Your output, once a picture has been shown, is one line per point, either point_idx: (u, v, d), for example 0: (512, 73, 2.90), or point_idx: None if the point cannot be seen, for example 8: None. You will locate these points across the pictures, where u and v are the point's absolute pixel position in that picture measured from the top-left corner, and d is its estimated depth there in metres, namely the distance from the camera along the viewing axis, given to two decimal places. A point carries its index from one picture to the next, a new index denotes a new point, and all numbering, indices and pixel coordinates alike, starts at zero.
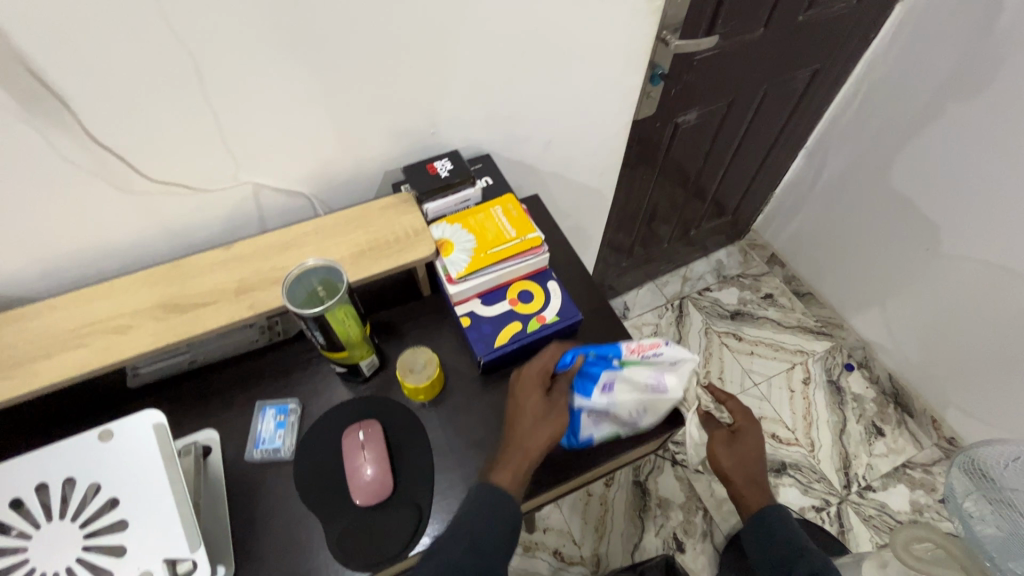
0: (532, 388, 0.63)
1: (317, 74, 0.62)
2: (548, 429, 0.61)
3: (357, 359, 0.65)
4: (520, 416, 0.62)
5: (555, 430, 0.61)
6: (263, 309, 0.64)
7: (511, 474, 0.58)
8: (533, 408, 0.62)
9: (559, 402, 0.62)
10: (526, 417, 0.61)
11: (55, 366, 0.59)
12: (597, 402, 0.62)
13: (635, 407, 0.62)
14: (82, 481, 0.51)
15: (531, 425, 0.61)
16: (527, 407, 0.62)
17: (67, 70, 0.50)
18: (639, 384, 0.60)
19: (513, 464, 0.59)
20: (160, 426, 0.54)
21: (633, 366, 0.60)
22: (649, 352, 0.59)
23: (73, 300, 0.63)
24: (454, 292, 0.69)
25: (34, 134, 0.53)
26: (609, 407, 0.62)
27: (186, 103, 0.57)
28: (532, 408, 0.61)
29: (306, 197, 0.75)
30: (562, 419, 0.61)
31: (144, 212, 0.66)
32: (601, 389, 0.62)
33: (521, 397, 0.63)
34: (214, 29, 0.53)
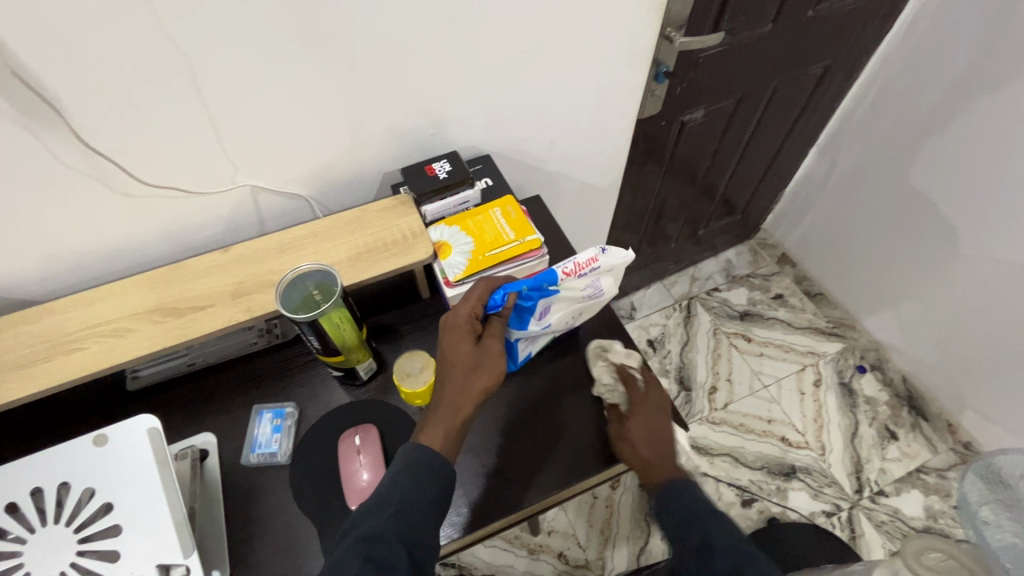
0: (461, 337, 0.59)
1: (313, 76, 0.61)
2: (480, 380, 0.58)
3: (354, 363, 0.65)
4: (449, 370, 0.58)
5: (488, 380, 0.59)
6: (260, 313, 0.63)
7: (444, 433, 0.56)
8: (463, 360, 0.58)
9: (492, 350, 0.60)
10: (456, 371, 0.58)
11: (54, 370, 0.59)
12: (537, 327, 0.65)
13: (569, 318, 0.68)
14: (77, 485, 0.52)
15: (462, 379, 0.58)
16: (457, 360, 0.58)
17: (59, 74, 0.50)
18: (574, 300, 0.65)
19: (447, 425, 0.57)
20: (154, 432, 0.53)
21: (568, 288, 0.64)
22: (585, 270, 0.63)
23: (73, 304, 0.63)
24: (452, 295, 0.68)
25: (30, 139, 0.53)
26: (548, 327, 0.66)
27: (182, 107, 0.57)
28: (463, 361, 0.58)
29: (305, 199, 0.74)
30: (494, 368, 0.59)
31: (142, 215, 0.65)
32: (538, 316, 0.64)
33: (450, 347, 0.59)
34: (207, 32, 0.52)
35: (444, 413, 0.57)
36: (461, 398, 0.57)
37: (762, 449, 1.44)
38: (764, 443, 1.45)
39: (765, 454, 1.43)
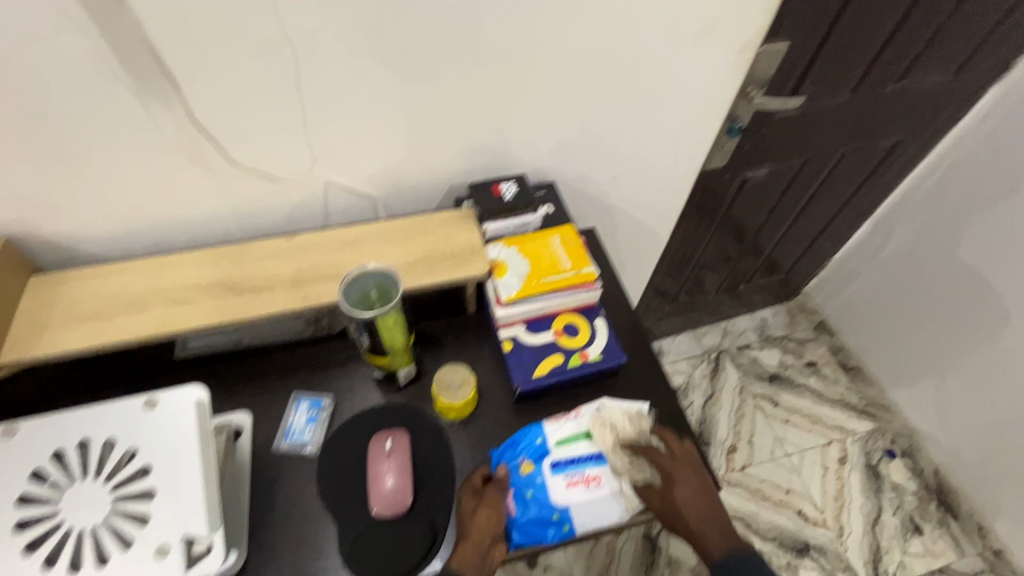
0: (467, 488, 0.61)
1: (402, 85, 0.63)
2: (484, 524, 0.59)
3: (396, 366, 0.65)
4: (474, 523, 0.58)
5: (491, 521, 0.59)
6: (314, 303, 0.65)
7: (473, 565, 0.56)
8: (488, 515, 0.59)
9: (491, 495, 0.61)
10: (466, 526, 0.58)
11: (116, 327, 0.61)
12: (562, 478, 0.63)
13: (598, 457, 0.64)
14: (120, 444, 0.53)
15: (489, 530, 0.59)
16: (482, 511, 0.59)
17: (179, 52, 0.53)
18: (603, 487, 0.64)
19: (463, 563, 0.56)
20: (202, 403, 0.55)
21: (595, 501, 0.63)
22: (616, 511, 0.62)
23: (142, 267, 0.66)
24: (501, 314, 0.68)
25: (139, 107, 0.56)
26: (577, 468, 0.64)
27: (277, 95, 0.59)
28: (488, 513, 0.59)
29: (372, 199, 0.76)
30: (498, 511, 0.60)
31: (220, 192, 0.68)
32: (567, 484, 0.63)
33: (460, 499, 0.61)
34: (316, 31, 0.55)
35: (479, 559, 0.57)
36: (489, 544, 0.58)
37: (776, 519, 1.39)
38: (779, 513, 1.39)
39: (779, 525, 1.38)
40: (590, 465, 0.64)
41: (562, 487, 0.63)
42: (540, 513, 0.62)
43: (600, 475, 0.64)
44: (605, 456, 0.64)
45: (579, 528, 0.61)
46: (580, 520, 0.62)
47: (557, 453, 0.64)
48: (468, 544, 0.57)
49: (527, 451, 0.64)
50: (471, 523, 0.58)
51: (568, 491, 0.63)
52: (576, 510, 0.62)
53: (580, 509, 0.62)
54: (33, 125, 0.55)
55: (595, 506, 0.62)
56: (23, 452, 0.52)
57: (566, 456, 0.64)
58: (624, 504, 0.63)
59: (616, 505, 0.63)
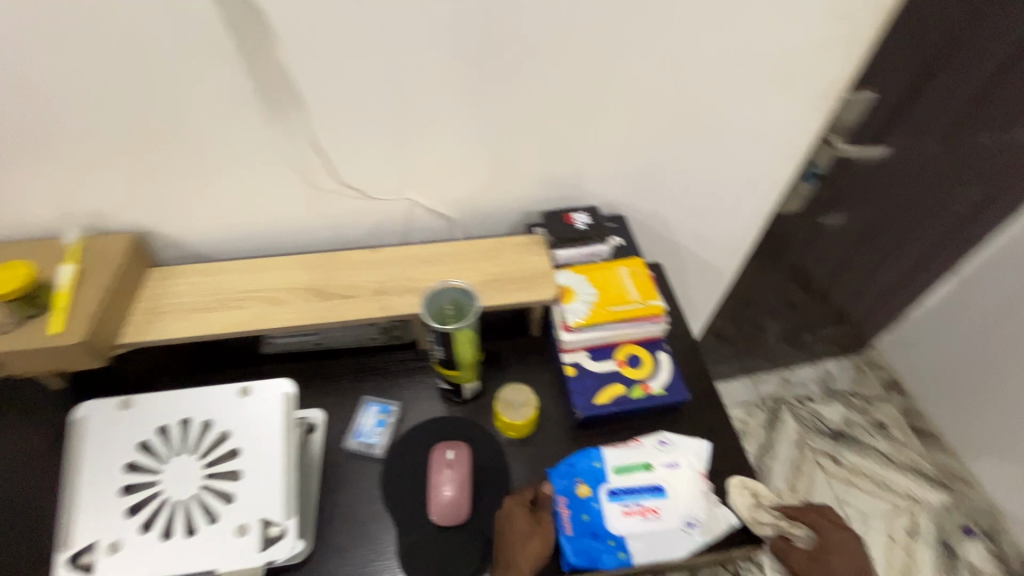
0: (515, 506, 0.60)
1: (490, 117, 0.68)
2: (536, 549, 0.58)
3: (462, 381, 0.67)
4: (525, 548, 0.57)
5: (540, 547, 0.58)
6: (393, 313, 0.69)
7: None
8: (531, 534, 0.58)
9: (544, 519, 0.60)
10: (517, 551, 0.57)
11: (217, 320, 0.67)
12: (620, 507, 0.63)
13: (657, 490, 0.64)
14: (214, 426, 0.58)
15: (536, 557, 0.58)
16: (533, 536, 0.58)
17: (301, 81, 0.60)
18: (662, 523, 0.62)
19: None
20: (288, 396, 0.59)
21: (652, 534, 0.62)
22: (673, 548, 0.61)
23: (245, 268, 0.73)
24: (566, 339, 0.70)
25: (260, 127, 0.63)
26: (636, 498, 0.63)
27: (379, 121, 0.65)
28: (538, 539, 0.58)
29: (450, 221, 0.80)
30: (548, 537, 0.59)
31: (317, 206, 0.74)
32: (624, 513, 0.62)
33: (507, 518, 0.59)
34: (421, 66, 0.60)
35: None
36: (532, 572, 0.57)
37: None
38: None
39: None
40: (648, 497, 0.63)
41: (619, 515, 0.62)
42: (595, 539, 0.61)
43: (658, 507, 0.63)
44: (692, 511, 0.63)
45: (634, 559, 0.60)
46: (636, 550, 0.61)
47: (616, 480, 0.64)
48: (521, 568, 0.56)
49: (585, 475, 0.64)
50: (523, 546, 0.58)
51: (625, 520, 0.62)
52: (632, 541, 0.61)
53: (636, 540, 0.61)
54: (174, 139, 0.63)
55: (652, 539, 0.61)
56: (134, 424, 0.58)
57: (624, 484, 0.64)
58: (681, 541, 0.61)
59: (673, 542, 0.61)
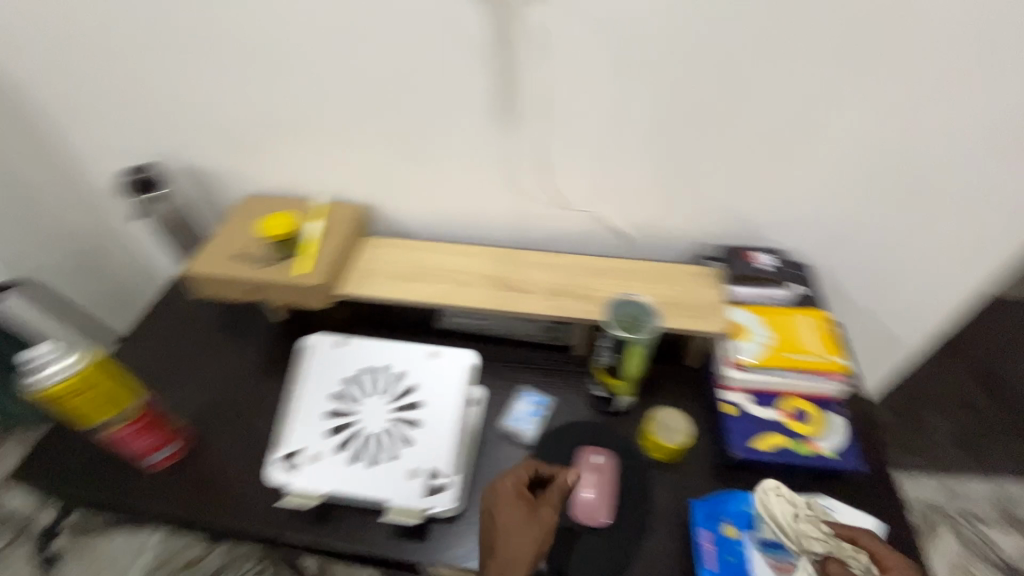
0: (507, 492, 0.57)
1: (695, 146, 0.70)
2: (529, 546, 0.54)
3: (618, 392, 0.71)
4: (511, 542, 0.54)
5: (533, 545, 0.54)
6: (563, 315, 0.73)
7: None
8: (515, 498, 0.57)
9: (542, 513, 0.56)
10: (510, 545, 0.54)
11: (416, 290, 0.77)
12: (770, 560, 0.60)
13: None
14: (404, 377, 0.66)
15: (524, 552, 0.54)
16: (524, 530, 0.55)
17: (535, 94, 0.66)
18: None
19: None
20: (473, 367, 0.67)
21: None
22: None
23: (442, 249, 0.83)
24: (732, 376, 0.69)
25: (487, 131, 0.71)
26: (788, 556, 0.60)
27: (589, 137, 0.70)
28: (530, 534, 0.54)
29: (625, 239, 0.83)
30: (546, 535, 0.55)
31: (510, 207, 0.81)
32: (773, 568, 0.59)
33: (496, 505, 0.57)
34: (644, 91, 0.65)
35: None
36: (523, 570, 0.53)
37: None
38: None
39: None
40: None
41: (768, 568, 0.59)
42: None
43: None
44: None
45: None
46: None
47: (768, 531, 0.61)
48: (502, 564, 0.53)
49: (734, 517, 0.63)
50: (512, 539, 0.54)
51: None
52: None
53: None
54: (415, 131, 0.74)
55: None
56: (343, 361, 0.68)
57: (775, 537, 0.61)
58: None
59: None
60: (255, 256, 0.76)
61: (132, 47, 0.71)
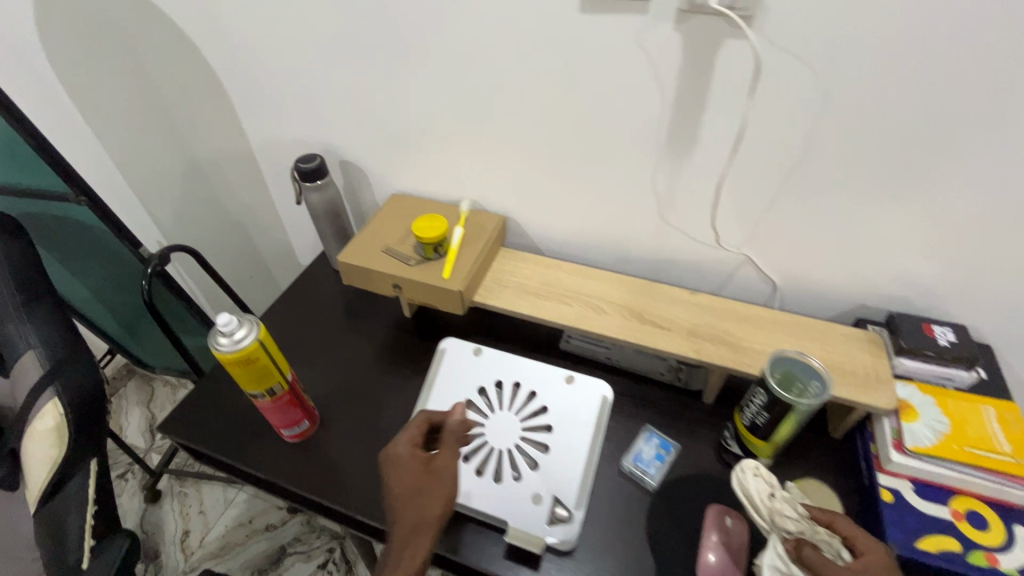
0: (407, 454, 0.58)
1: (883, 200, 0.64)
2: (435, 512, 0.55)
3: (757, 451, 0.64)
4: (416, 508, 0.55)
5: (439, 509, 0.55)
6: (704, 358, 0.69)
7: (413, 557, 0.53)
8: (416, 458, 0.58)
9: (440, 470, 0.57)
10: (411, 509, 0.55)
11: (548, 308, 0.76)
12: None
13: None
14: (537, 398, 0.65)
15: (430, 516, 0.55)
16: (430, 493, 0.56)
17: (713, 126, 0.63)
18: None
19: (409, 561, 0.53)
20: (605, 399, 0.64)
21: None
22: None
23: (576, 270, 0.82)
24: (895, 459, 0.61)
25: (651, 157, 0.69)
26: None
27: (762, 177, 0.66)
28: (435, 496, 0.55)
29: (774, 288, 0.78)
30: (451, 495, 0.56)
31: (654, 238, 0.79)
32: None
33: (393, 469, 0.57)
34: (839, 136, 0.60)
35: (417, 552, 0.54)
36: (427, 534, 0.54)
37: None
38: None
39: None
40: None
41: None
42: None
43: None
44: None
45: None
46: None
47: None
48: (411, 533, 0.54)
49: None
50: (419, 506, 0.55)
51: None
52: None
53: None
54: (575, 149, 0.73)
55: None
56: (477, 370, 0.68)
57: None
58: None
59: None
60: (403, 252, 0.78)
61: (328, 46, 0.76)
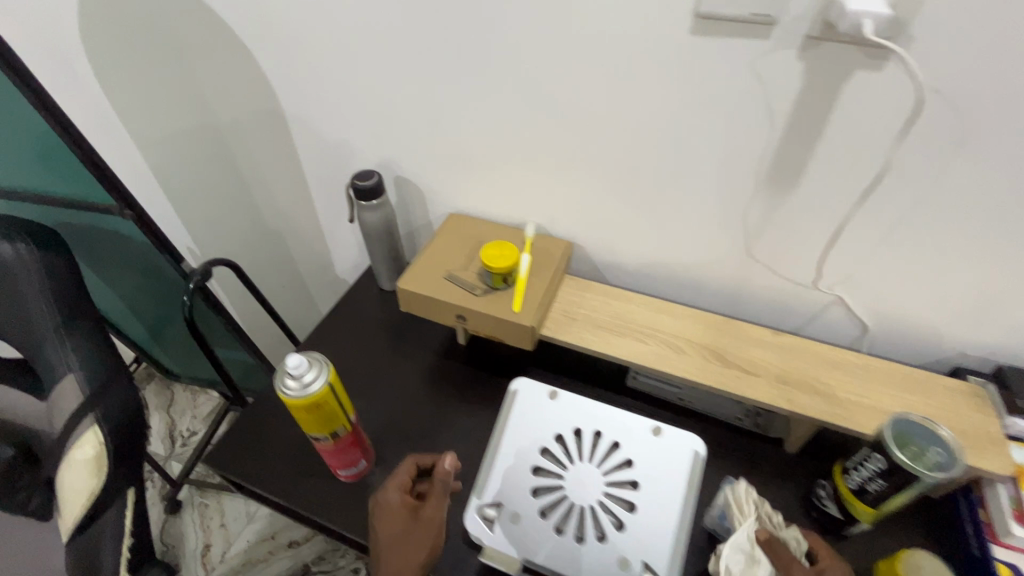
0: (391, 498, 0.59)
1: (1008, 249, 0.58)
2: (418, 556, 0.56)
3: (858, 516, 0.59)
4: (399, 552, 0.56)
5: (421, 555, 0.56)
6: (798, 411, 0.64)
7: None
8: (403, 506, 0.59)
9: (425, 514, 0.58)
10: (394, 553, 0.56)
11: (622, 345, 0.71)
12: None
13: None
14: (621, 449, 0.60)
15: (413, 560, 0.56)
16: (413, 536, 0.57)
17: (822, 163, 0.58)
18: None
19: None
20: (697, 454, 0.59)
21: None
22: None
23: (648, 303, 0.77)
24: (1019, 533, 0.56)
25: (745, 190, 0.64)
26: None
27: (868, 218, 0.61)
28: (417, 540, 0.57)
29: (864, 330, 0.72)
30: (433, 539, 0.57)
31: (736, 272, 0.74)
32: None
33: (379, 512, 0.59)
34: (969, 179, 0.54)
35: None
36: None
37: None
38: None
39: None
40: None
41: None
42: None
43: None
44: None
45: None
46: None
47: None
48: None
49: None
50: (401, 549, 0.57)
51: None
52: None
53: None
54: (659, 178, 0.68)
55: None
56: (553, 415, 0.64)
57: None
58: None
59: None
60: (467, 281, 0.73)
61: (395, 59, 0.71)
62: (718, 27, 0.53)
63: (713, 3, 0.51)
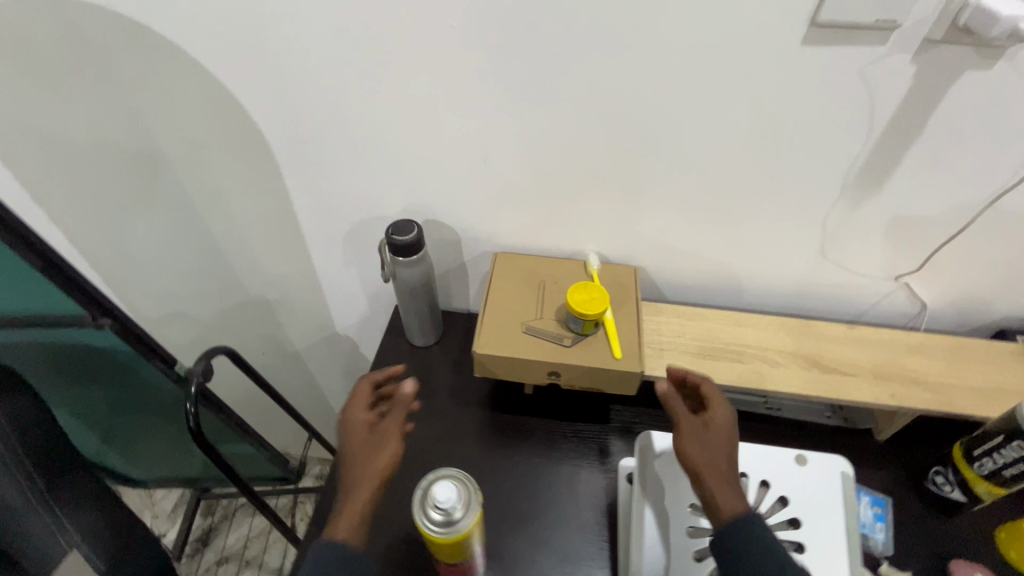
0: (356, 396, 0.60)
1: None
2: (369, 435, 0.56)
3: (982, 493, 0.61)
4: (346, 425, 0.57)
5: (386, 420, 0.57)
6: (904, 404, 0.65)
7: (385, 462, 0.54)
8: (363, 429, 0.57)
9: (357, 401, 0.59)
10: (346, 427, 0.57)
11: (721, 369, 0.68)
12: None
13: None
14: (771, 487, 0.58)
15: (359, 422, 0.57)
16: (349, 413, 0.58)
17: (915, 161, 0.58)
18: None
19: (361, 471, 0.53)
20: (846, 475, 0.58)
21: None
22: None
23: (724, 318, 0.74)
24: None
25: (830, 194, 0.63)
26: None
27: (948, 209, 0.62)
28: (357, 413, 0.58)
29: (922, 309, 0.75)
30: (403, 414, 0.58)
31: (805, 273, 0.73)
32: None
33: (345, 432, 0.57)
34: None
35: (364, 452, 0.54)
36: (373, 433, 0.56)
37: None
38: None
39: None
40: None
41: None
42: None
43: None
44: None
45: None
46: None
47: None
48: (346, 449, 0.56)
49: None
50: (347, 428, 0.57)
51: None
52: None
53: None
54: (738, 190, 0.65)
55: None
56: None
57: None
58: None
59: None
60: (550, 331, 0.65)
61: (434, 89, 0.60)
62: (833, 33, 0.50)
63: (835, 10, 0.47)
